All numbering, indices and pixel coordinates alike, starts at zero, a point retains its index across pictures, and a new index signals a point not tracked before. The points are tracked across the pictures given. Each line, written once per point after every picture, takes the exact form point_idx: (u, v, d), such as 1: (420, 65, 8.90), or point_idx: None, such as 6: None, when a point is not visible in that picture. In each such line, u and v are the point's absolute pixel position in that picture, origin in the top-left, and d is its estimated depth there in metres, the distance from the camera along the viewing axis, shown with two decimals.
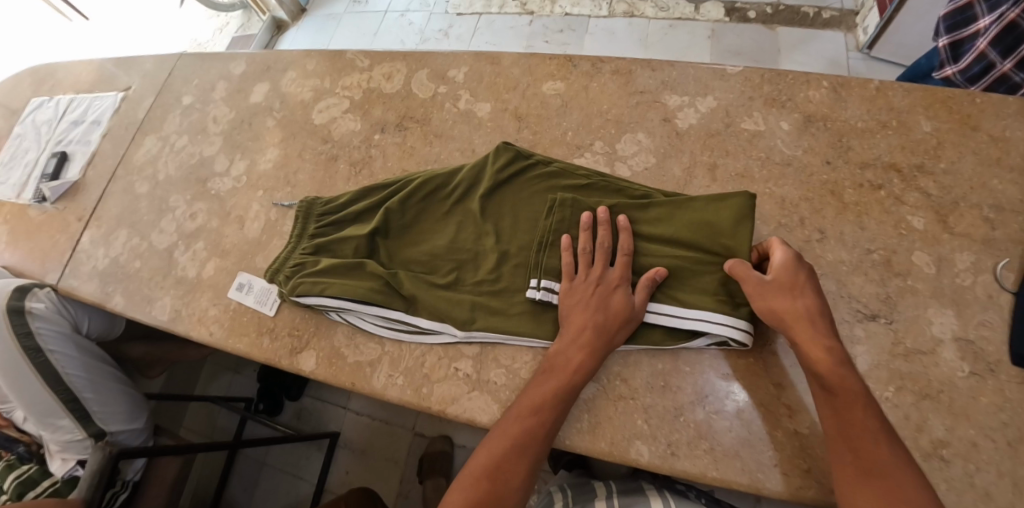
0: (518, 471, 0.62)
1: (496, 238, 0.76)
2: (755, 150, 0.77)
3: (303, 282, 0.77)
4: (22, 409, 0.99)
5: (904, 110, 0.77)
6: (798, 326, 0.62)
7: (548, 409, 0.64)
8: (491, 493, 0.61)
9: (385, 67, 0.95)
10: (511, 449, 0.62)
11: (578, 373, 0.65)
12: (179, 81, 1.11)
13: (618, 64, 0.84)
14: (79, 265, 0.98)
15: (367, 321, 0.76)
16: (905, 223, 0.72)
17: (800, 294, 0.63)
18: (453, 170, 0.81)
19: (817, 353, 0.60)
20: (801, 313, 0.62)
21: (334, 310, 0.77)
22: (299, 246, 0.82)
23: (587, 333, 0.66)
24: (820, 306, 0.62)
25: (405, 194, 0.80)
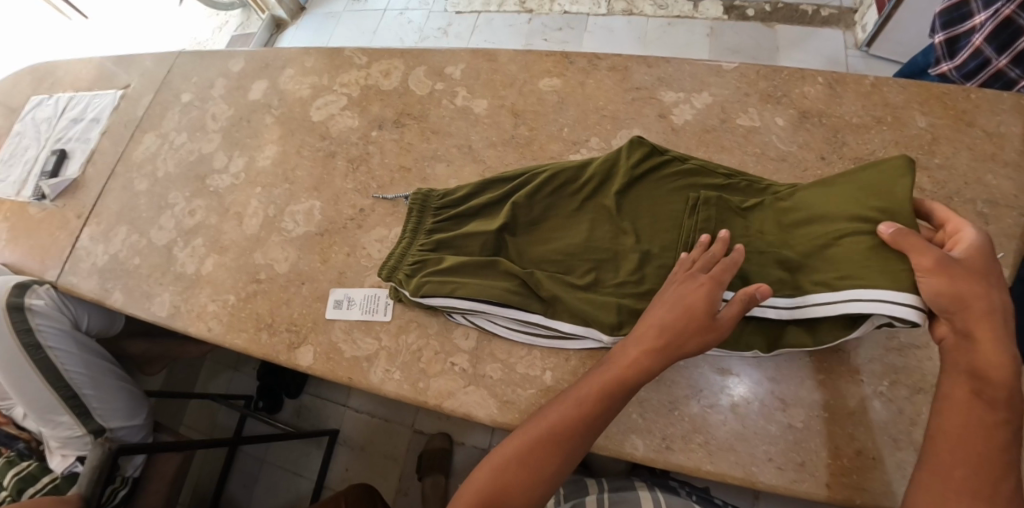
0: (552, 464, 0.60)
1: (637, 238, 0.72)
2: (750, 146, 0.77)
3: (429, 282, 0.73)
4: (23, 406, 1.00)
5: (900, 106, 0.78)
6: (978, 324, 0.54)
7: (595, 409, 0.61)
8: (518, 479, 0.60)
9: (383, 64, 0.95)
10: (544, 436, 0.61)
11: (631, 372, 0.61)
12: (179, 79, 1.11)
13: (614, 61, 0.85)
14: (78, 262, 0.99)
15: (501, 325, 0.72)
16: None
17: (992, 284, 0.55)
18: (582, 164, 0.77)
19: (992, 358, 0.53)
20: (990, 307, 0.55)
21: (460, 312, 0.74)
22: (416, 243, 0.78)
23: (652, 335, 0.62)
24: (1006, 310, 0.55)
25: (534, 190, 0.76)
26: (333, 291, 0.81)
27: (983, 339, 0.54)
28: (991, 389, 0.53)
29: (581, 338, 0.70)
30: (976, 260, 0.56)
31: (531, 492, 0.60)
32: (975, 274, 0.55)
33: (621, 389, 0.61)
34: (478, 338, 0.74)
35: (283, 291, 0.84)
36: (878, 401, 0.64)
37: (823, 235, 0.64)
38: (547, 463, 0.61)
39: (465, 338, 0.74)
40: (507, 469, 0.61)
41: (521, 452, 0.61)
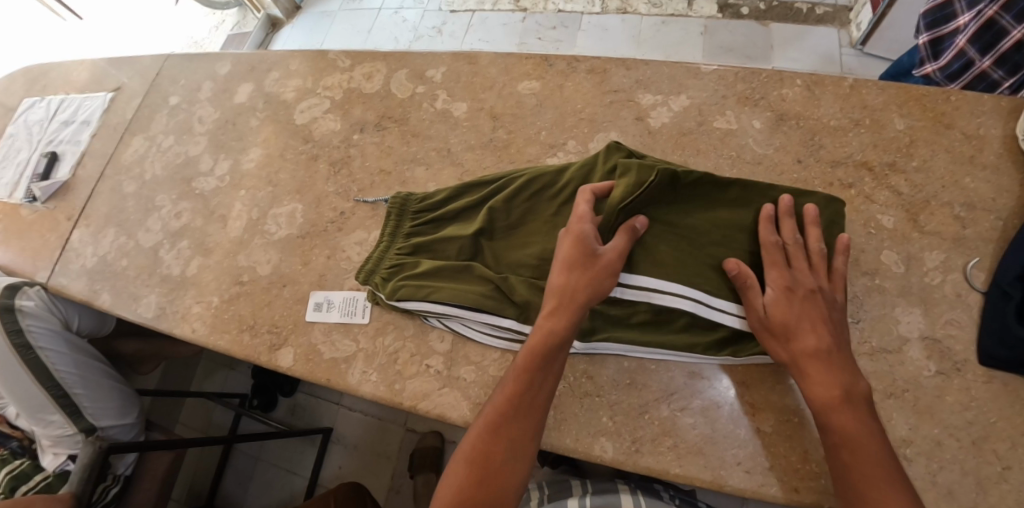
0: (520, 432, 0.61)
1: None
2: (726, 149, 0.77)
3: (404, 285, 0.74)
4: (14, 405, 1.02)
5: (878, 108, 0.77)
6: (796, 364, 0.61)
7: (531, 380, 0.63)
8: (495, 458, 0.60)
9: (366, 67, 0.96)
10: (505, 410, 0.62)
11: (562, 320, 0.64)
12: (167, 81, 1.12)
13: (593, 63, 0.85)
14: (67, 263, 1.00)
15: (476, 329, 0.73)
16: (875, 222, 0.72)
17: (800, 336, 0.61)
18: (556, 169, 0.77)
19: (816, 390, 0.59)
20: (801, 355, 0.61)
21: (436, 316, 0.74)
22: (396, 247, 0.79)
23: (563, 287, 0.65)
24: (816, 343, 0.60)
25: (508, 194, 0.76)
26: (315, 294, 0.82)
27: (807, 380, 0.60)
28: (831, 416, 0.58)
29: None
30: (782, 314, 0.62)
31: (513, 464, 0.60)
32: (782, 330, 0.62)
33: (555, 344, 0.63)
34: (454, 341, 0.74)
35: (266, 293, 0.85)
36: None
37: None
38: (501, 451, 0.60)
39: (441, 341, 0.75)
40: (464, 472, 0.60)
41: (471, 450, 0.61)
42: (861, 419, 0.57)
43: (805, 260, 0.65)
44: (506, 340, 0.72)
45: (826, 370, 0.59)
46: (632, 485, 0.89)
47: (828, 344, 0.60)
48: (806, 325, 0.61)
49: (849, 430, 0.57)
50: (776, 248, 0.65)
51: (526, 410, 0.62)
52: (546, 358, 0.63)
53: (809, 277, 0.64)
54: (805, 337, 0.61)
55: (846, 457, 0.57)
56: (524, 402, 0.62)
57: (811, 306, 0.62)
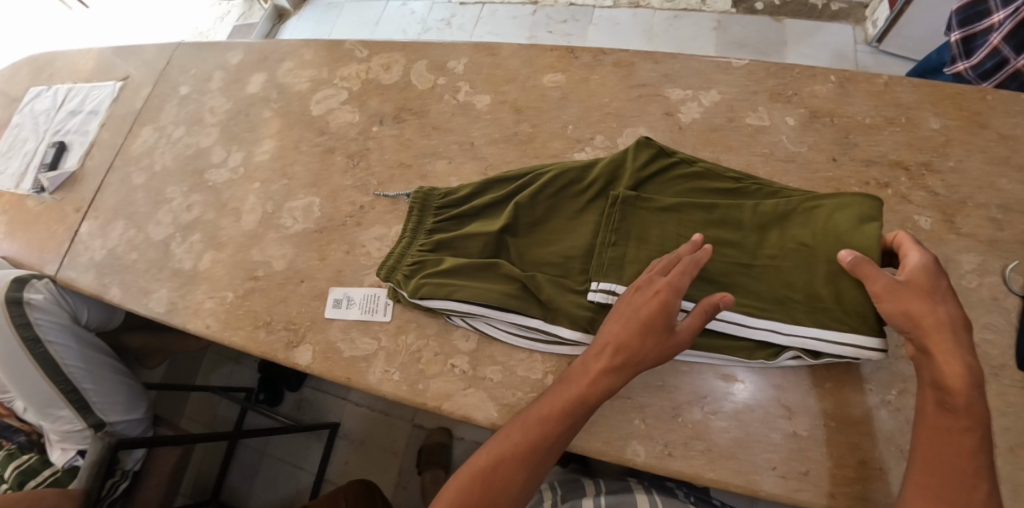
0: (517, 481, 0.62)
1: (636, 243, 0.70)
2: (758, 146, 0.75)
3: (427, 283, 0.72)
4: (22, 400, 1.01)
5: (912, 107, 0.76)
6: (936, 336, 0.56)
7: (555, 421, 0.62)
8: (486, 495, 0.62)
9: (383, 58, 0.94)
10: (511, 456, 0.62)
11: (594, 389, 0.61)
12: (176, 71, 1.10)
13: (620, 56, 0.83)
14: (76, 256, 0.98)
15: (501, 329, 0.71)
16: (910, 223, 0.71)
17: (947, 305, 0.57)
18: (585, 164, 0.75)
19: (953, 369, 0.55)
20: (947, 326, 0.56)
21: (460, 315, 0.73)
22: (419, 242, 0.77)
23: (610, 350, 0.62)
24: (959, 319, 0.57)
25: (535, 191, 0.75)
26: (334, 290, 0.80)
27: (942, 373, 0.55)
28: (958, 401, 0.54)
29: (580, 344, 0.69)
30: (931, 282, 0.57)
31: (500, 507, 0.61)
32: (931, 297, 0.57)
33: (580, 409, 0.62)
34: (479, 340, 0.72)
35: (281, 288, 0.83)
36: (884, 410, 0.63)
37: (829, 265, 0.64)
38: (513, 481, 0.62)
39: (465, 340, 0.73)
40: (474, 493, 0.62)
41: (482, 471, 0.63)
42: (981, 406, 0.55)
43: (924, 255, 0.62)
44: (533, 340, 0.71)
45: (965, 349, 0.55)
46: (645, 483, 0.88)
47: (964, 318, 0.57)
48: (953, 299, 0.57)
49: (971, 444, 0.54)
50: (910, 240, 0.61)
51: (531, 460, 0.62)
52: (568, 420, 0.62)
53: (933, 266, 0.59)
54: (954, 310, 0.57)
55: (958, 472, 0.53)
56: (531, 454, 0.62)
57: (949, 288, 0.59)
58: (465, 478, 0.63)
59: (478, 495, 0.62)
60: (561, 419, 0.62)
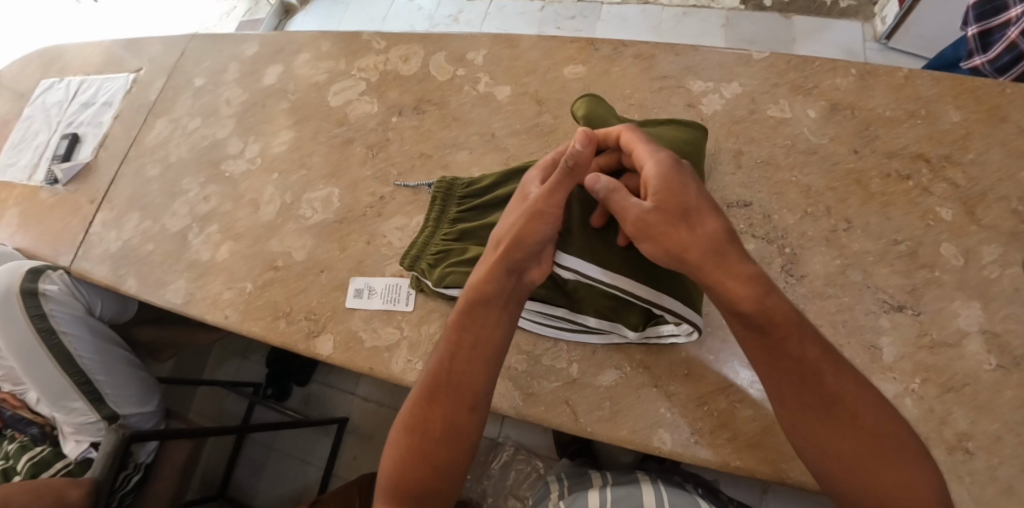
0: (442, 406, 0.64)
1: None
2: (780, 138, 0.76)
3: (451, 272, 0.72)
4: (37, 391, 1.01)
5: (932, 99, 0.76)
6: (710, 260, 0.56)
7: (456, 331, 0.66)
8: (422, 431, 0.65)
9: (401, 49, 0.94)
10: (428, 382, 0.66)
11: (480, 286, 0.65)
12: (190, 63, 1.09)
13: (640, 48, 0.83)
14: (90, 248, 0.98)
15: (528, 317, 0.72)
16: (932, 215, 0.71)
17: (699, 220, 0.57)
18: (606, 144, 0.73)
19: (747, 298, 0.54)
20: (709, 246, 0.56)
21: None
22: (444, 229, 0.77)
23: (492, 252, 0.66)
24: (720, 229, 0.57)
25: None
26: (354, 280, 0.80)
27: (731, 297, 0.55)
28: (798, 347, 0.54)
29: (608, 332, 0.69)
30: (671, 196, 0.57)
31: (437, 436, 0.64)
32: (681, 215, 0.57)
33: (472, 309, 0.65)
34: None
35: (301, 279, 0.83)
36: (907, 399, 0.64)
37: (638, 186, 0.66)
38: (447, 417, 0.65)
39: None
40: (418, 437, 0.65)
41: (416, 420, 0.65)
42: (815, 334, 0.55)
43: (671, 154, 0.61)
44: (561, 328, 0.71)
45: (739, 262, 0.56)
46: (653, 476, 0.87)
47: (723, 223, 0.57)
48: (678, 207, 0.57)
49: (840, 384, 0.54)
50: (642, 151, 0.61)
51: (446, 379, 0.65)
52: (465, 323, 0.65)
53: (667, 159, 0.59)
54: (656, 226, 0.57)
55: (807, 385, 0.54)
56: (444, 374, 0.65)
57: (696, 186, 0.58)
58: (405, 433, 0.66)
59: (421, 442, 0.65)
60: (460, 326, 0.65)
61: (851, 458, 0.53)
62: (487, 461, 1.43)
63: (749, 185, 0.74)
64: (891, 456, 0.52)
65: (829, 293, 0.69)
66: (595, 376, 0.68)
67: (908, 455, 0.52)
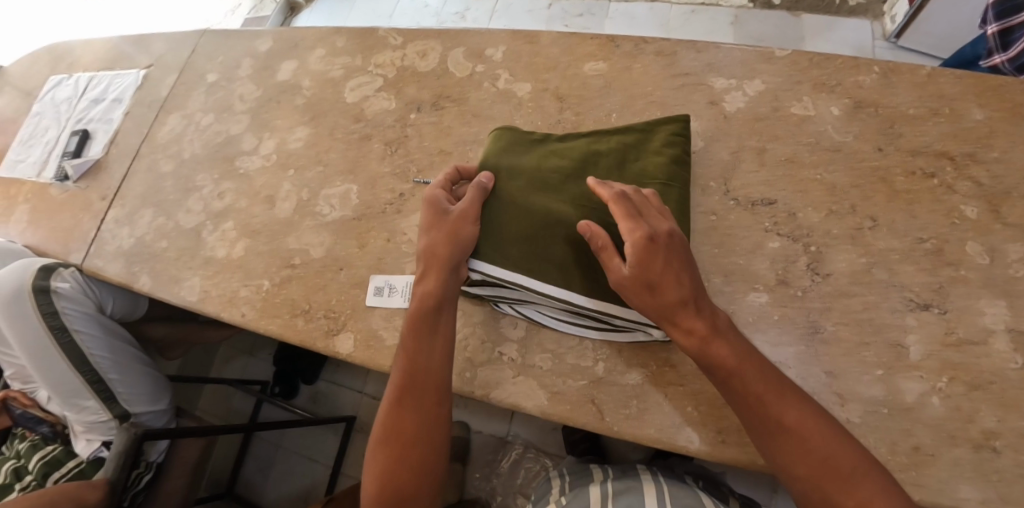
0: (411, 416, 0.68)
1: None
2: (804, 135, 0.75)
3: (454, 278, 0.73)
4: (49, 390, 1.00)
5: (955, 98, 0.75)
6: (665, 319, 0.61)
7: (412, 347, 0.69)
8: (397, 448, 0.68)
9: (419, 45, 0.93)
10: (395, 401, 0.69)
11: (427, 298, 0.69)
12: (203, 58, 1.08)
13: (662, 45, 0.82)
14: (103, 245, 0.97)
15: (547, 315, 0.71)
16: (957, 212, 0.70)
17: (663, 288, 0.60)
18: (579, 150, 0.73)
19: (691, 341, 0.60)
20: (668, 308, 0.60)
21: (507, 303, 0.73)
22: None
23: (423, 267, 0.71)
24: (685, 292, 0.60)
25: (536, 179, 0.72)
26: (375, 278, 0.79)
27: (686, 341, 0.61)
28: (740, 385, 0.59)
29: (630, 330, 0.68)
30: (642, 269, 0.61)
31: (414, 447, 0.68)
32: (649, 282, 0.61)
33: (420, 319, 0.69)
34: (527, 328, 0.73)
35: (320, 277, 0.82)
36: (935, 397, 0.63)
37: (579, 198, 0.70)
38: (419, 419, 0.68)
39: (513, 327, 0.73)
40: (394, 454, 0.68)
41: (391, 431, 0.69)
42: (755, 368, 0.60)
43: (652, 209, 0.64)
44: (581, 326, 0.70)
45: (693, 316, 0.60)
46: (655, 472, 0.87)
47: (688, 289, 0.60)
48: (659, 279, 0.61)
49: (787, 413, 0.58)
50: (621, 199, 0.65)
51: (412, 393, 0.68)
52: (421, 334, 0.69)
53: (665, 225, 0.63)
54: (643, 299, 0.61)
55: (750, 418, 0.59)
56: (410, 389, 0.68)
57: (667, 253, 0.61)
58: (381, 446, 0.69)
59: (396, 452, 0.68)
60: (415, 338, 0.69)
61: (800, 480, 0.57)
62: (496, 460, 1.42)
63: (774, 182, 0.74)
64: (836, 475, 0.56)
65: (855, 291, 0.68)
66: (620, 375, 0.68)
67: (854, 469, 0.56)
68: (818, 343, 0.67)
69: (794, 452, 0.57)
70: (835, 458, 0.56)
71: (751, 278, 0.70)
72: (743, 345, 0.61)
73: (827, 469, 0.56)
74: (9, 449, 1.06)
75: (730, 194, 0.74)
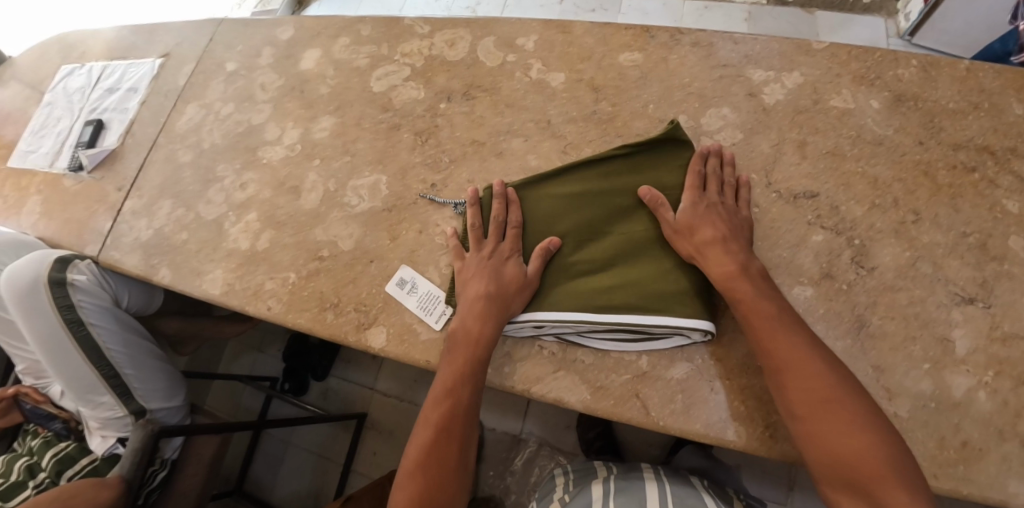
0: (451, 453, 0.66)
1: (664, 246, 0.69)
2: (845, 128, 0.75)
3: None
4: (63, 385, 0.98)
5: (996, 92, 0.74)
6: (700, 258, 0.66)
7: (460, 387, 0.68)
8: (430, 483, 0.65)
9: (447, 34, 0.91)
10: (434, 436, 0.67)
11: (480, 341, 0.68)
12: (221, 47, 1.06)
13: (698, 36, 0.81)
14: (120, 237, 0.95)
15: (587, 335, 0.69)
16: (1000, 207, 0.69)
17: (700, 230, 0.66)
18: (583, 175, 0.74)
19: (717, 272, 0.64)
20: (704, 246, 0.66)
21: (545, 331, 0.71)
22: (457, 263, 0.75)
23: (476, 308, 0.70)
24: (721, 236, 0.66)
25: (545, 211, 0.74)
26: (402, 270, 0.78)
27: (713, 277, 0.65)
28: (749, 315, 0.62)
29: (673, 336, 0.67)
30: (687, 219, 0.68)
31: (450, 487, 0.65)
32: (687, 229, 0.67)
33: (475, 363, 0.68)
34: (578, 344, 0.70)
35: (350, 269, 0.80)
36: (982, 392, 0.63)
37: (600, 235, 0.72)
38: (455, 441, 0.67)
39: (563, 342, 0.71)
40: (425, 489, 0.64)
41: (416, 466, 0.66)
42: (776, 306, 0.62)
43: (717, 183, 0.71)
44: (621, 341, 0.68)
45: (722, 254, 0.65)
46: (658, 472, 0.86)
47: (723, 233, 0.66)
48: (706, 225, 0.67)
49: (796, 348, 0.59)
50: (698, 172, 0.71)
51: (455, 429, 0.67)
52: (470, 374, 0.68)
53: (717, 194, 0.70)
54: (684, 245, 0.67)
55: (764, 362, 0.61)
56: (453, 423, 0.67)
57: (713, 211, 0.68)
58: (405, 480, 0.66)
59: (432, 489, 0.64)
60: (463, 375, 0.68)
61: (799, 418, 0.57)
62: (510, 458, 1.41)
63: (817, 175, 0.73)
64: (835, 415, 0.56)
65: (900, 285, 0.68)
66: (665, 369, 0.67)
67: (856, 430, 0.55)
68: (863, 336, 0.66)
69: (797, 386, 0.58)
70: (839, 399, 0.57)
71: (796, 271, 0.70)
72: (771, 290, 0.63)
73: (829, 406, 0.56)
74: (22, 445, 1.06)
75: (772, 187, 0.73)
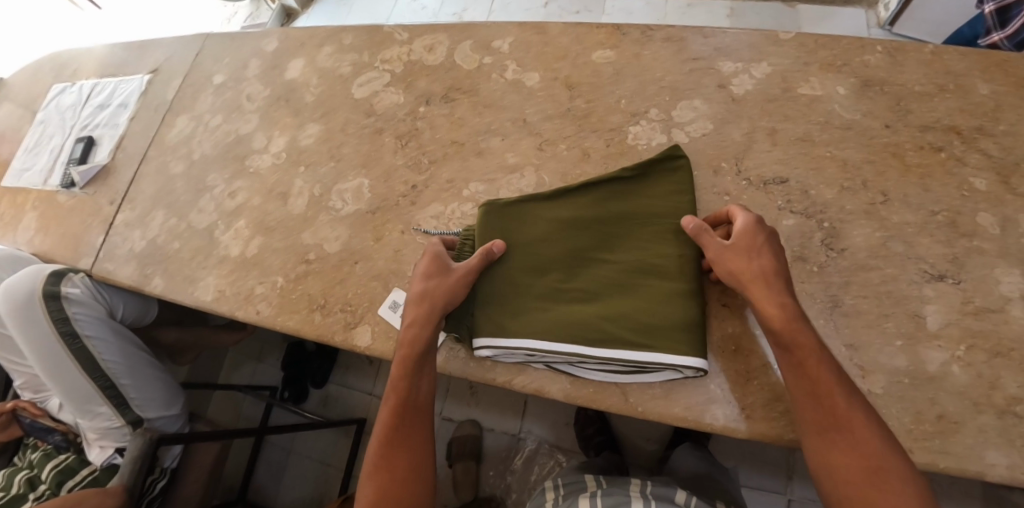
0: (408, 451, 0.69)
1: (657, 277, 0.68)
2: (814, 115, 0.76)
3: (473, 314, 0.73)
4: (60, 397, 1.00)
5: (961, 73, 0.75)
6: (752, 286, 0.62)
7: (407, 384, 0.70)
8: (388, 480, 0.68)
9: (426, 40, 0.93)
10: (387, 434, 0.70)
11: (418, 339, 0.70)
12: (209, 61, 1.09)
13: (669, 31, 0.83)
14: (114, 249, 0.97)
15: (578, 365, 0.69)
16: (968, 185, 0.71)
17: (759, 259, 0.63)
18: (582, 200, 0.74)
19: (772, 310, 0.60)
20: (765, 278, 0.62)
21: (537, 360, 0.71)
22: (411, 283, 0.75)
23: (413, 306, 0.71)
24: (777, 266, 0.62)
25: (540, 235, 0.74)
26: (396, 292, 0.78)
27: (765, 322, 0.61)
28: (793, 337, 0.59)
29: (662, 371, 0.66)
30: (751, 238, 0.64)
31: (410, 484, 0.68)
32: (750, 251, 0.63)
33: (416, 361, 0.70)
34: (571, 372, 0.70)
35: (337, 270, 0.82)
36: (956, 366, 0.64)
37: (591, 255, 0.72)
38: (413, 437, 0.70)
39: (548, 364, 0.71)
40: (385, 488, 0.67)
41: (376, 469, 0.69)
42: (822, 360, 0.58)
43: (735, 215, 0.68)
44: (613, 372, 0.68)
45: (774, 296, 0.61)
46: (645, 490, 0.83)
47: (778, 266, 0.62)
48: (769, 253, 0.63)
49: (841, 409, 0.57)
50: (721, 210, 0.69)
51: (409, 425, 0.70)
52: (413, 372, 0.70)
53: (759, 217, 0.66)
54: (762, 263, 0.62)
55: (808, 419, 0.59)
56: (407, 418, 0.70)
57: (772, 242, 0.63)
58: (365, 480, 0.69)
59: (393, 489, 0.68)
60: (408, 374, 0.70)
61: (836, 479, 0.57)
62: (510, 457, 1.41)
63: (788, 161, 0.75)
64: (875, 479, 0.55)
65: (873, 265, 0.69)
66: None
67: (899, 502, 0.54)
68: (836, 316, 0.68)
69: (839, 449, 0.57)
70: (881, 465, 0.55)
71: None
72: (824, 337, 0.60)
73: (870, 471, 0.55)
74: (23, 459, 1.08)
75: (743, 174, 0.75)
